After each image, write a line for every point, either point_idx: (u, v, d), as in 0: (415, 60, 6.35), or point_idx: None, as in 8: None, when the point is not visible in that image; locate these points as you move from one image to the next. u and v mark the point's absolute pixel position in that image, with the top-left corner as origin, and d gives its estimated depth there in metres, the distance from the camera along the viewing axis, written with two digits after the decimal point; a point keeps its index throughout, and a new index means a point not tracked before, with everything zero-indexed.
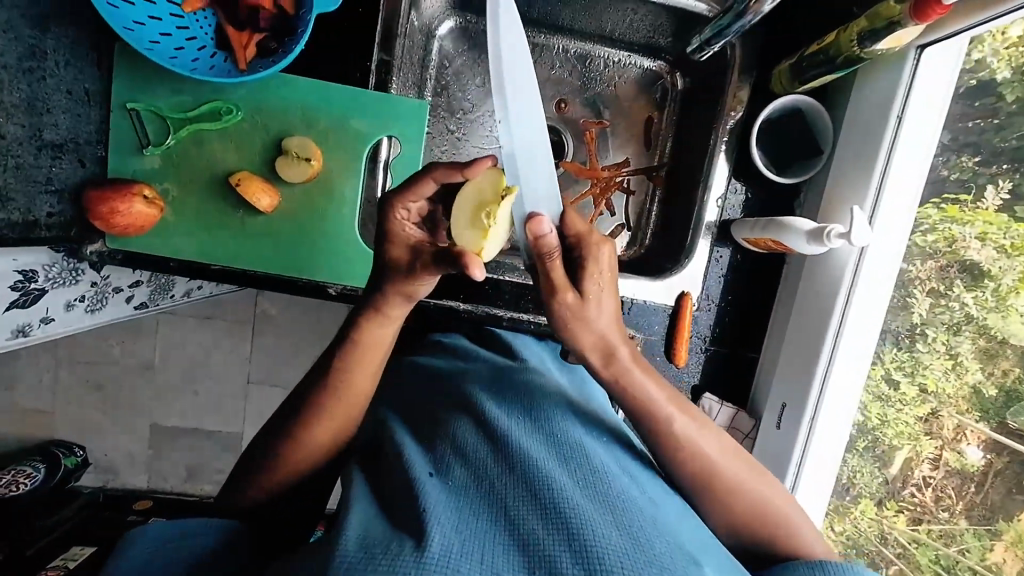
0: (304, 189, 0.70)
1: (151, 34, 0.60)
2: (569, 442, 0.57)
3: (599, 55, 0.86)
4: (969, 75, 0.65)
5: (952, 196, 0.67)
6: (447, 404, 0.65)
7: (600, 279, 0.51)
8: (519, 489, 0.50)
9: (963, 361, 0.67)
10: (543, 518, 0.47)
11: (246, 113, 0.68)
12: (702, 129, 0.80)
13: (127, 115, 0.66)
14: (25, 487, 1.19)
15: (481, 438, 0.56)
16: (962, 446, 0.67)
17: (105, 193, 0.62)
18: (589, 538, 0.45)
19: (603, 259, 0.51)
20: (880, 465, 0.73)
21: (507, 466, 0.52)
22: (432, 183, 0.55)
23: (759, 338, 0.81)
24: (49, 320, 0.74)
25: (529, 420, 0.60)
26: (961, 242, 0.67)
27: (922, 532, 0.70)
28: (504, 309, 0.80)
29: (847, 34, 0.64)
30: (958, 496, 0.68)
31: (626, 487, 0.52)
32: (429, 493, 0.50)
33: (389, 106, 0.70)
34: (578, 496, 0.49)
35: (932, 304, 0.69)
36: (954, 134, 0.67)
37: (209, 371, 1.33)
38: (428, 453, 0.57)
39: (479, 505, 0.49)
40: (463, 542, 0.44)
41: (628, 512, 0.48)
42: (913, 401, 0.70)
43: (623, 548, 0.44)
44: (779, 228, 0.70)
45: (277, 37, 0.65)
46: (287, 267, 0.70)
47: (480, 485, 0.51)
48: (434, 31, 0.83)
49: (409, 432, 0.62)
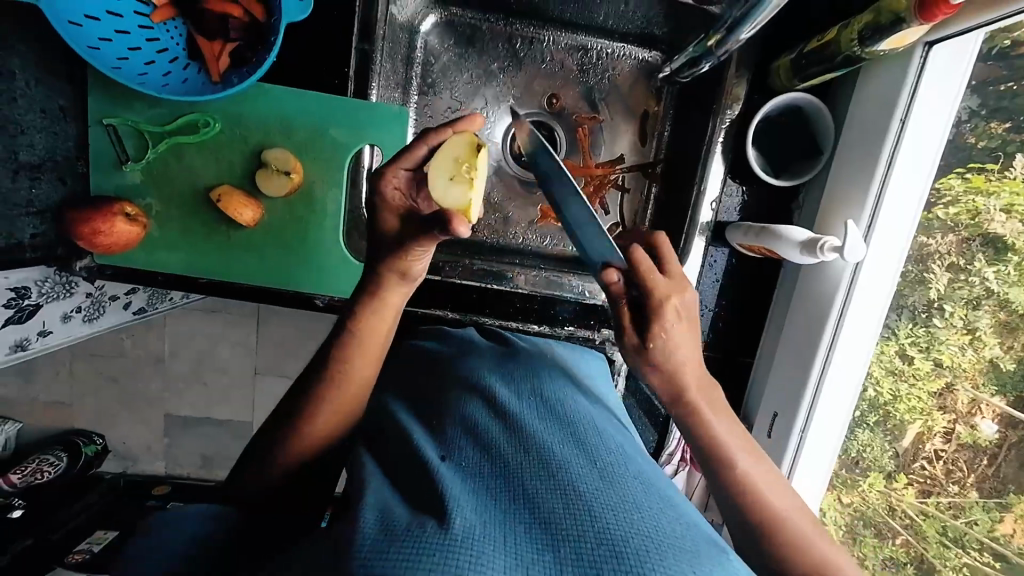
0: (286, 202, 0.69)
1: (120, 49, 0.58)
2: (582, 427, 0.54)
3: (595, 47, 0.82)
4: (1002, 35, 0.59)
5: (977, 165, 0.64)
6: (452, 383, 0.62)
7: (677, 320, 0.51)
8: (536, 470, 0.46)
9: (981, 336, 0.64)
10: (565, 500, 0.43)
11: (224, 125, 0.66)
12: (698, 123, 0.76)
13: (104, 130, 0.65)
14: (50, 474, 1.24)
15: (493, 420, 0.53)
16: (976, 420, 0.66)
17: (84, 214, 0.62)
18: (613, 520, 0.41)
19: (670, 305, 0.50)
20: (890, 438, 0.72)
21: (522, 449, 0.49)
22: (420, 143, 0.54)
23: (754, 344, 0.80)
24: (47, 333, 0.74)
25: (541, 406, 0.57)
26: (985, 215, 0.64)
27: (930, 504, 0.70)
28: (492, 318, 0.80)
29: (847, 32, 0.60)
30: (970, 469, 0.67)
31: (641, 473, 0.50)
32: (443, 476, 0.46)
33: (367, 113, 0.69)
34: (597, 480, 0.46)
35: (952, 280, 0.67)
36: (984, 99, 0.63)
37: (215, 364, 1.33)
38: (436, 437, 0.53)
39: (495, 487, 0.45)
40: (484, 525, 0.40)
41: (649, 499, 0.45)
42: (926, 376, 0.69)
43: (648, 531, 0.41)
44: (772, 237, 0.68)
45: (250, 46, 0.63)
46: (275, 278, 0.70)
47: (495, 466, 0.47)
48: (417, 28, 0.80)
49: (412, 412, 0.59)
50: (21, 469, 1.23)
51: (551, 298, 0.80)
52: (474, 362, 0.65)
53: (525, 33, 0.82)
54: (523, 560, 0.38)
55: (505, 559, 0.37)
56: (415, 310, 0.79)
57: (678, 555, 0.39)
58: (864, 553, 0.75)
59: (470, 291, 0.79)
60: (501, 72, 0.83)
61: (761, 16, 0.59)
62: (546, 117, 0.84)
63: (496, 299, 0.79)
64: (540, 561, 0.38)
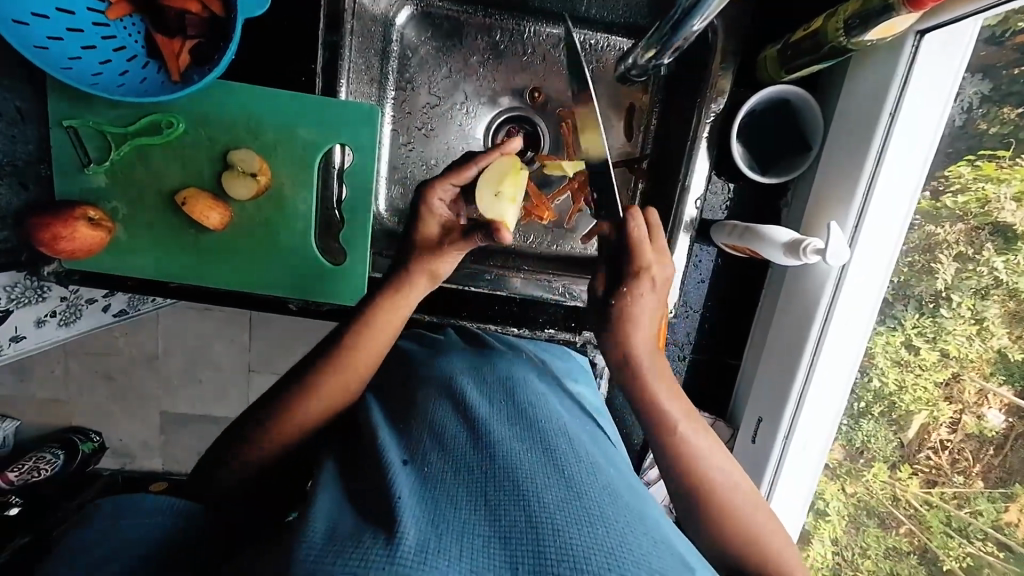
0: (255, 204, 0.67)
1: (72, 49, 0.56)
2: (551, 432, 0.52)
3: (578, 38, 0.79)
4: (1017, 16, 0.55)
5: (989, 152, 0.61)
6: (421, 385, 0.59)
7: (647, 293, 0.55)
8: (499, 478, 0.44)
9: (989, 326, 0.62)
10: (526, 512, 0.41)
11: (188, 125, 0.64)
12: (684, 116, 0.73)
13: (64, 133, 0.63)
14: (48, 472, 1.21)
15: (458, 424, 0.51)
16: (983, 410, 0.64)
17: (45, 220, 0.60)
18: (576, 533, 0.39)
19: (647, 276, 0.56)
20: (895, 429, 0.70)
21: (486, 455, 0.47)
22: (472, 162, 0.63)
23: (742, 345, 0.78)
24: (20, 339, 0.74)
25: (512, 410, 0.54)
26: (995, 203, 0.61)
27: (934, 494, 0.68)
28: (471, 321, 0.78)
29: (833, 22, 0.57)
30: (975, 459, 0.65)
31: (611, 483, 0.48)
32: (401, 484, 0.44)
33: (335, 112, 0.66)
34: (563, 490, 0.44)
35: (960, 270, 0.64)
36: (997, 82, 0.60)
37: (207, 362, 1.30)
38: (401, 440, 0.50)
39: (456, 494, 0.43)
40: (439, 537, 0.38)
41: (615, 510, 0.43)
42: (933, 367, 0.66)
43: (612, 545, 0.39)
44: (756, 237, 0.65)
45: (210, 43, 0.61)
46: (244, 282, 0.69)
47: (457, 473, 0.45)
48: (392, 21, 0.77)
49: (382, 408, 0.57)
50: (18, 468, 1.20)
51: (533, 300, 0.78)
52: (446, 363, 0.63)
53: (505, 24, 0.79)
54: None
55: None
56: None
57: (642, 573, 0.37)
58: (866, 542, 0.74)
59: (452, 294, 0.77)
60: (481, 65, 0.80)
61: (710, 10, 0.56)
62: (529, 111, 0.82)
63: (478, 300, 0.78)
64: None
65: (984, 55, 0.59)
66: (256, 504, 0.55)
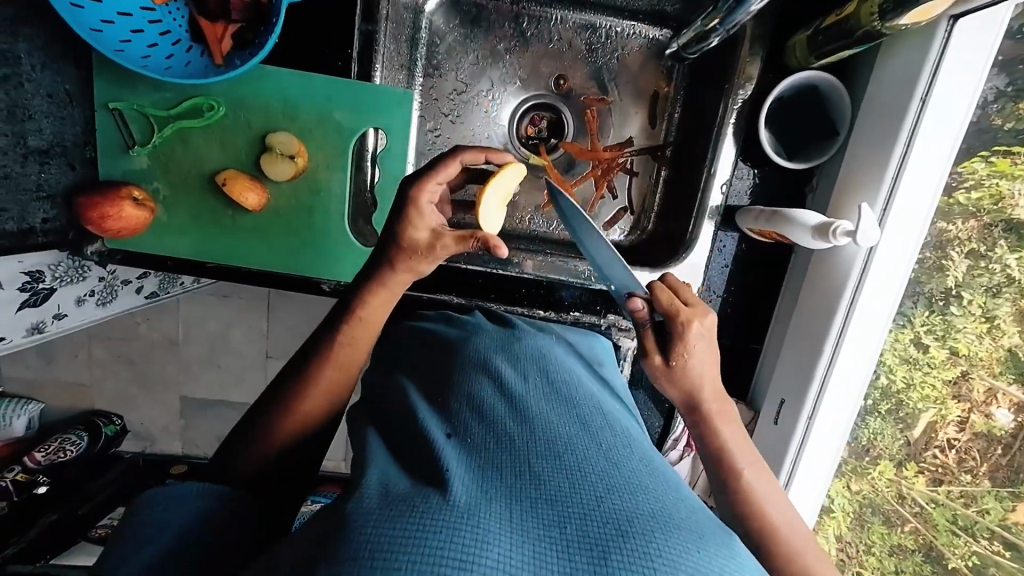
0: (292, 185, 0.69)
1: (122, 32, 0.59)
2: (586, 409, 0.53)
3: (603, 25, 0.80)
4: None
5: (1004, 148, 0.62)
6: (452, 361, 0.60)
7: (698, 341, 0.53)
8: (541, 448, 0.45)
9: (1000, 324, 0.64)
10: (569, 478, 0.42)
11: (228, 109, 0.67)
12: (710, 103, 0.74)
13: (109, 114, 0.65)
14: (71, 453, 1.23)
15: (497, 397, 0.52)
16: (992, 409, 0.65)
17: (93, 200, 0.63)
18: (618, 500, 0.40)
19: (691, 328, 0.53)
20: (902, 427, 0.71)
21: (527, 427, 0.48)
22: (452, 160, 0.61)
23: (762, 329, 0.80)
24: (62, 316, 0.76)
25: (546, 387, 0.56)
26: (1009, 200, 0.62)
27: (941, 492, 0.69)
28: (497, 303, 0.80)
29: (867, 7, 0.58)
30: (983, 458, 0.66)
31: (646, 456, 0.49)
32: (448, 456, 0.45)
33: (369, 98, 0.68)
34: (602, 461, 0.45)
35: (971, 267, 0.65)
36: (1014, 79, 0.61)
37: (229, 348, 1.32)
38: (441, 414, 0.51)
39: (501, 462, 0.44)
40: (490, 502, 0.39)
41: (653, 482, 0.44)
42: (942, 365, 0.67)
43: (651, 510, 0.40)
44: (783, 221, 0.66)
45: (251, 27, 0.64)
46: (280, 263, 0.71)
47: (499, 442, 0.46)
48: (422, 7, 0.78)
49: (418, 383, 0.59)
50: (44, 448, 1.23)
51: (557, 282, 0.80)
52: (478, 341, 0.64)
53: (532, 12, 0.79)
54: (529, 539, 0.37)
55: (510, 534, 0.37)
56: (417, 294, 0.79)
57: (684, 535, 0.38)
58: (871, 540, 0.75)
59: (477, 277, 0.80)
60: (508, 52, 0.81)
61: None
62: (554, 98, 0.83)
63: (503, 283, 0.80)
64: (545, 538, 0.37)
65: (1008, 48, 0.60)
66: (271, 494, 0.52)
